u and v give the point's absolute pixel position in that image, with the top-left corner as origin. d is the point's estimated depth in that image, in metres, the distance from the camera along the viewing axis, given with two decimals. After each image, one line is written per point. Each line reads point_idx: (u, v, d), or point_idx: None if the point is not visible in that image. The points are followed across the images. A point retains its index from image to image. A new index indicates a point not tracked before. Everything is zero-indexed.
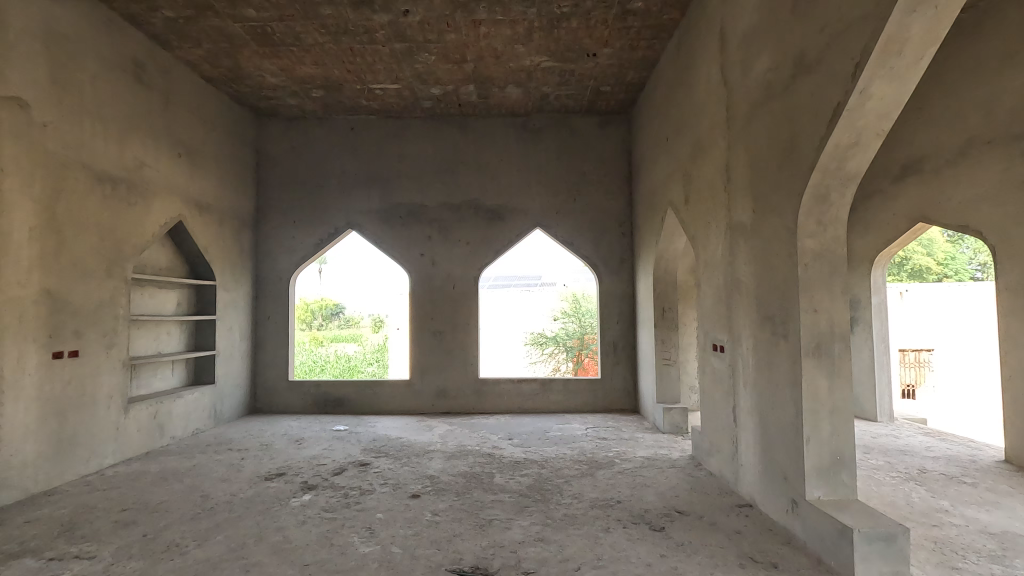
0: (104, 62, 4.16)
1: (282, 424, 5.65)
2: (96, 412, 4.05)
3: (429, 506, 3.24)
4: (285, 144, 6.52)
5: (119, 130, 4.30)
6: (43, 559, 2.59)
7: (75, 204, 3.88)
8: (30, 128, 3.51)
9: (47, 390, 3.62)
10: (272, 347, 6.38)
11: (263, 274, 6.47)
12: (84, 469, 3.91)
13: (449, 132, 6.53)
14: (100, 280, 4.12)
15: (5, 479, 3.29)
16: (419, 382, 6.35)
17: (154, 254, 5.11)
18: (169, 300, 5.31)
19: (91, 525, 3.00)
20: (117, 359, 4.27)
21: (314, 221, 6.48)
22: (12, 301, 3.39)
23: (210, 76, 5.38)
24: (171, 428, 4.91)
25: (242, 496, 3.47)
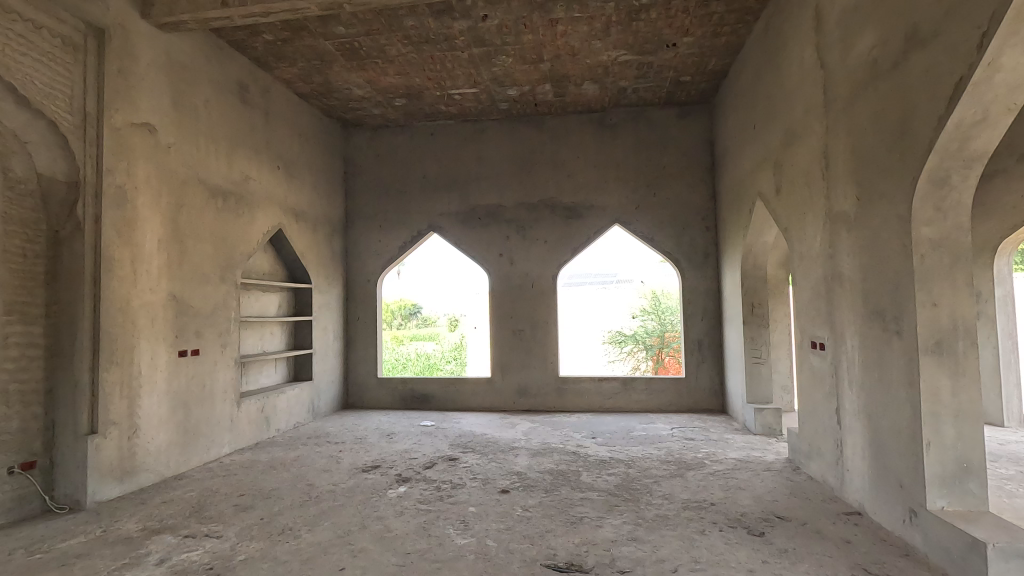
0: (215, 87, 4.55)
1: (373, 419, 5.95)
2: (214, 405, 4.45)
3: (519, 502, 3.29)
4: (369, 153, 6.85)
5: (228, 148, 4.70)
6: (180, 536, 2.89)
7: (194, 216, 4.28)
8: (157, 150, 3.92)
9: (174, 385, 4.03)
10: (363, 346, 6.73)
11: (353, 277, 6.83)
12: (206, 457, 4.31)
13: (525, 132, 6.58)
14: (215, 285, 4.52)
15: (143, 463, 3.70)
16: (500, 380, 6.46)
17: (259, 259, 5.53)
18: (271, 302, 5.72)
19: (216, 507, 3.31)
20: (230, 357, 4.67)
21: (398, 225, 6.75)
22: (146, 305, 3.80)
23: (303, 92, 5.74)
24: (276, 421, 5.31)
25: (344, 486, 3.69)
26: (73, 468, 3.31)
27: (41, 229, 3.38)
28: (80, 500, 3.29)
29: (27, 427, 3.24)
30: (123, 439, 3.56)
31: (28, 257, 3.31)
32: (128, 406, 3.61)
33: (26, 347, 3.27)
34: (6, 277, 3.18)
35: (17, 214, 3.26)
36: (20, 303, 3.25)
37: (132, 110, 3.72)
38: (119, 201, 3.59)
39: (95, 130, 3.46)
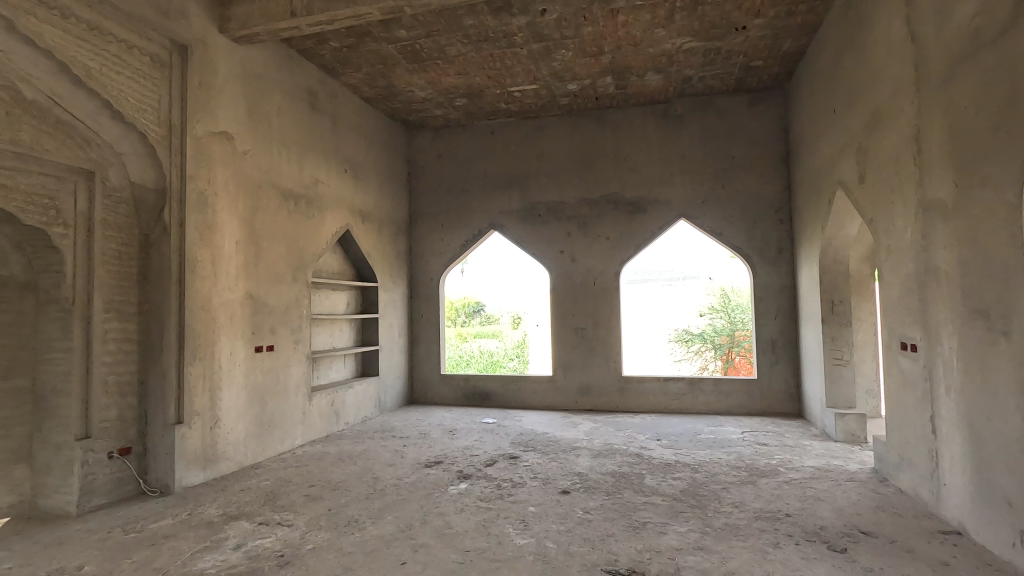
0: (286, 95, 4.77)
1: (436, 415, 6.06)
2: (288, 398, 4.68)
3: (580, 504, 3.23)
4: (432, 153, 6.97)
5: (299, 153, 4.92)
6: (255, 523, 3.05)
7: (268, 219, 4.51)
8: (235, 157, 4.15)
9: (252, 379, 4.26)
10: (426, 343, 6.87)
11: (416, 275, 6.98)
12: (280, 448, 4.54)
13: (586, 127, 6.47)
14: (288, 284, 4.75)
15: (224, 452, 3.94)
16: (562, 379, 6.40)
17: (328, 259, 5.75)
18: (341, 300, 5.94)
19: (289, 496, 3.47)
20: (302, 353, 4.89)
21: (460, 224, 6.83)
22: (226, 303, 4.04)
23: (368, 96, 5.91)
24: (345, 415, 5.51)
25: (407, 480, 3.77)
26: (163, 454, 3.57)
27: (134, 234, 3.66)
28: (168, 484, 3.54)
29: (124, 416, 3.53)
30: (206, 429, 3.80)
31: (124, 260, 3.60)
32: (210, 399, 3.85)
33: (122, 342, 3.56)
34: (105, 278, 3.47)
35: (114, 220, 3.55)
36: (117, 302, 3.54)
37: (212, 120, 3.96)
38: (201, 206, 3.83)
39: (179, 140, 3.71)
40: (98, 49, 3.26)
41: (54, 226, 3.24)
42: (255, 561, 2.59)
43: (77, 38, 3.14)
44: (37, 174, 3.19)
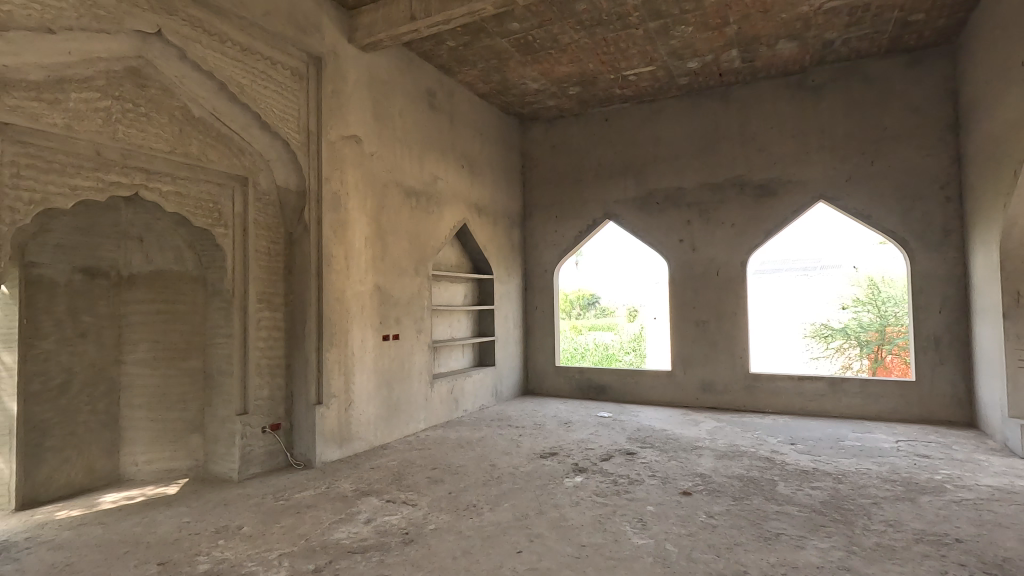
0: (408, 96, 5.02)
1: (551, 406, 6.07)
2: (412, 384, 4.95)
3: (703, 507, 3.03)
4: (545, 145, 6.96)
5: (420, 151, 5.15)
6: (383, 500, 3.26)
7: (393, 215, 4.79)
8: (363, 158, 4.45)
9: (380, 365, 4.56)
10: (541, 334, 6.91)
11: (531, 267, 7.03)
12: (406, 430, 4.83)
13: (708, 106, 6.06)
14: (411, 276, 5.00)
15: (356, 432, 4.26)
16: (682, 374, 6.09)
17: (448, 252, 5.97)
18: (459, 292, 6.15)
19: (413, 478, 3.67)
20: (424, 341, 5.14)
21: (574, 214, 6.75)
22: (357, 294, 4.35)
23: (483, 92, 6.04)
24: (464, 402, 5.71)
25: (522, 470, 3.81)
26: (306, 431, 3.94)
27: (280, 232, 4.07)
28: (311, 459, 3.92)
29: (274, 395, 3.95)
30: (341, 410, 4.14)
31: (273, 256, 4.01)
32: (345, 382, 4.18)
33: (272, 329, 3.98)
34: (258, 272, 3.90)
35: (264, 221, 3.97)
36: (268, 293, 3.96)
37: (343, 125, 4.27)
38: (334, 205, 4.16)
39: (316, 146, 4.06)
40: (250, 67, 3.65)
41: (218, 228, 3.70)
42: (383, 536, 2.76)
43: (233, 59, 3.53)
44: (204, 182, 3.65)
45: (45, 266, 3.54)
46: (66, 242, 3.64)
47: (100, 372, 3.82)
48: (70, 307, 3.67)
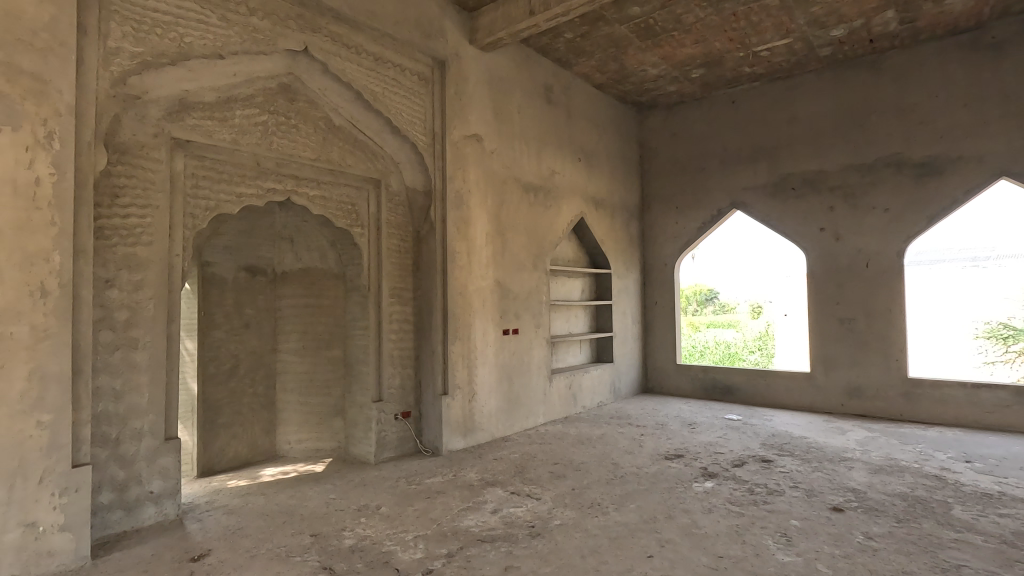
0: (526, 93, 5.05)
1: (673, 406, 5.81)
2: (531, 378, 4.98)
3: (860, 527, 2.71)
4: (665, 133, 6.66)
5: (537, 147, 5.17)
6: (508, 491, 3.31)
7: (512, 211, 4.85)
8: (484, 156, 4.55)
9: (501, 358, 4.65)
10: (661, 331, 6.64)
11: (650, 261, 6.78)
12: (525, 424, 4.88)
13: (854, 78, 5.42)
14: (530, 271, 5.03)
15: (480, 423, 4.39)
16: (823, 377, 5.53)
17: (565, 247, 5.92)
18: (576, 287, 6.09)
19: (536, 471, 3.68)
20: (543, 337, 5.14)
21: (697, 205, 6.39)
22: (479, 289, 4.47)
23: (600, 82, 5.91)
24: (582, 399, 5.66)
25: (647, 471, 3.67)
26: (434, 420, 4.12)
27: (409, 231, 4.29)
28: (438, 447, 4.09)
29: (404, 384, 4.18)
30: (465, 401, 4.28)
31: (403, 254, 4.24)
32: (468, 374, 4.32)
33: (403, 323, 4.20)
34: (390, 269, 4.14)
35: (395, 220, 4.21)
36: (399, 289, 4.19)
37: (466, 125, 4.40)
38: (458, 203, 4.30)
39: (441, 147, 4.22)
40: (382, 76, 3.87)
41: (355, 228, 3.99)
42: (510, 527, 2.79)
43: (367, 69, 3.77)
44: (343, 185, 3.94)
45: (217, 265, 4.05)
46: (233, 243, 4.13)
47: (259, 359, 4.30)
48: (237, 301, 4.17)
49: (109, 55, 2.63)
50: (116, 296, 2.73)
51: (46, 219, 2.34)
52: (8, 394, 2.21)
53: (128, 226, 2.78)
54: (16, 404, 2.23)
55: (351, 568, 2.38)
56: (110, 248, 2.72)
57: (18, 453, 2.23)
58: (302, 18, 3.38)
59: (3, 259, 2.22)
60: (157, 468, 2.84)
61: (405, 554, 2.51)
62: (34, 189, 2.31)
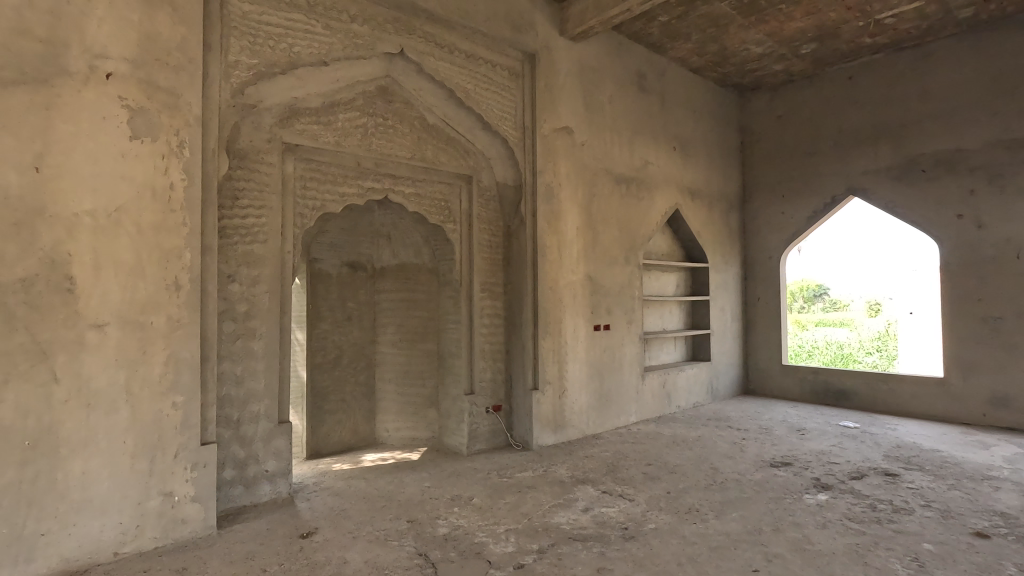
0: (618, 81, 4.90)
1: (778, 409, 5.41)
2: (623, 376, 4.85)
3: (1012, 558, 2.34)
4: (770, 116, 6.20)
5: (630, 137, 5.00)
6: (599, 490, 3.23)
7: (604, 204, 4.73)
8: (574, 148, 4.47)
9: (592, 354, 4.56)
10: (764, 329, 6.21)
11: (752, 254, 6.35)
12: (617, 422, 4.76)
13: (1002, 41, 4.71)
14: (622, 265, 4.89)
15: (570, 419, 4.34)
16: (960, 384, 4.89)
17: (659, 240, 5.69)
18: (670, 282, 5.84)
19: (628, 471, 3.57)
20: (635, 333, 4.98)
21: (807, 193, 5.89)
22: (570, 284, 4.40)
23: (698, 66, 5.61)
24: (677, 398, 5.43)
25: (751, 478, 3.43)
26: (525, 415, 4.13)
27: (500, 226, 4.32)
28: (529, 441, 4.10)
29: (496, 378, 4.23)
30: (556, 397, 4.25)
31: (494, 249, 4.28)
32: (559, 370, 4.28)
33: (494, 317, 4.25)
34: (481, 264, 4.19)
35: (486, 215, 4.25)
36: (490, 284, 4.24)
37: (556, 117, 4.35)
38: (548, 197, 4.26)
39: (531, 140, 4.21)
40: (474, 72, 3.91)
41: (448, 224, 4.08)
42: (603, 527, 2.72)
43: (459, 67, 3.83)
44: (437, 183, 4.04)
45: (323, 261, 4.32)
46: (337, 240, 4.39)
47: (361, 350, 4.54)
48: (340, 295, 4.42)
49: (229, 68, 2.86)
50: (236, 290, 2.98)
51: (179, 220, 2.59)
52: (150, 376, 2.48)
53: (246, 226, 3.03)
54: (156, 385, 2.50)
55: (445, 557, 2.42)
56: (232, 246, 2.97)
57: (158, 428, 2.50)
58: (397, 21, 3.49)
59: (145, 257, 2.49)
60: (272, 448, 3.08)
61: (497, 546, 2.52)
62: (169, 193, 2.57)
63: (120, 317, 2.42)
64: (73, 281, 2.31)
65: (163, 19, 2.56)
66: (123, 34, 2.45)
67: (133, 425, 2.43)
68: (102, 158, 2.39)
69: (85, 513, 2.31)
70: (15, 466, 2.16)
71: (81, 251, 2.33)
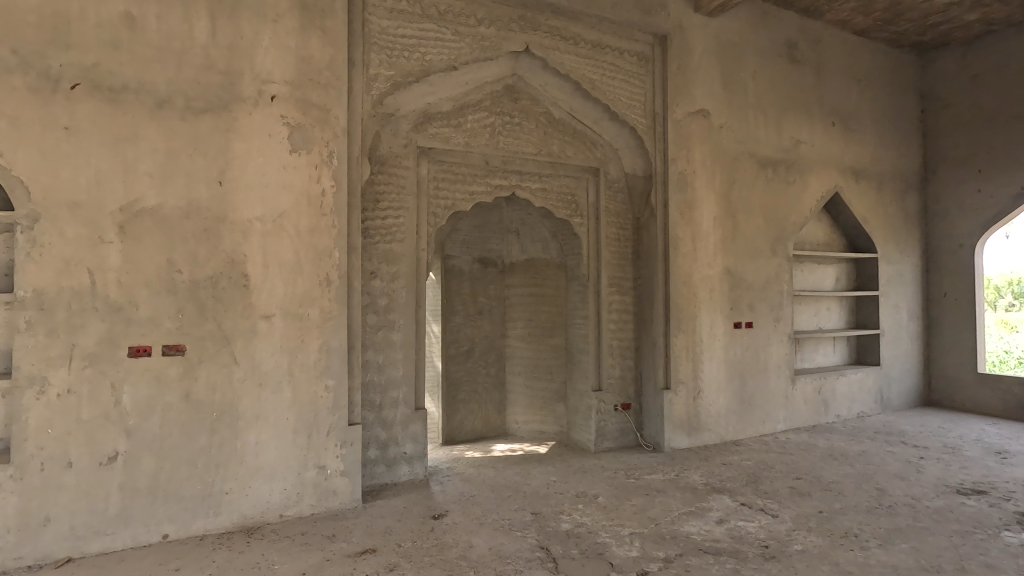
0: (763, 55, 4.45)
1: (971, 426, 4.55)
2: (769, 378, 4.41)
3: None
4: (962, 76, 5.20)
5: (778, 115, 4.52)
6: (737, 502, 2.98)
7: (746, 190, 4.34)
8: (711, 132, 4.16)
9: (732, 354, 4.22)
10: (953, 330, 5.25)
11: (936, 242, 5.40)
12: (762, 429, 4.36)
13: None
14: (768, 257, 4.45)
15: (707, 423, 4.06)
16: None
17: (814, 228, 5.08)
18: (828, 275, 5.19)
19: (772, 484, 3.24)
20: (784, 332, 4.50)
21: (1014, 166, 4.85)
22: (706, 278, 4.11)
23: (863, 27, 4.89)
24: (836, 406, 4.82)
25: (928, 505, 2.91)
26: (656, 415, 3.95)
27: (629, 218, 4.17)
28: (660, 443, 3.92)
29: (625, 375, 4.10)
30: (690, 397, 4.01)
31: (622, 242, 4.15)
32: (694, 369, 4.02)
33: (623, 313, 4.12)
34: (610, 258, 4.09)
35: (615, 208, 4.13)
36: (619, 278, 4.12)
37: (690, 100, 4.08)
38: (681, 186, 4.02)
39: (662, 127, 4.00)
40: (600, 62, 3.82)
41: (575, 218, 4.04)
42: (739, 543, 2.50)
43: (586, 57, 3.76)
44: (563, 177, 4.02)
45: (456, 257, 4.54)
46: (469, 237, 4.58)
47: (492, 343, 4.70)
48: (472, 290, 4.61)
49: (370, 81, 3.11)
50: (378, 285, 3.24)
51: (329, 223, 2.89)
52: (307, 361, 2.81)
53: (386, 226, 3.28)
54: (313, 370, 2.82)
55: (567, 553, 2.40)
56: (374, 244, 3.24)
57: (314, 408, 2.82)
58: (523, 19, 3.53)
59: (302, 256, 2.81)
60: (410, 432, 3.31)
61: (620, 549, 2.44)
62: (321, 199, 2.87)
63: (284, 309, 2.76)
64: (247, 278, 2.69)
65: (316, 43, 2.87)
66: (284, 60, 2.79)
67: (294, 404, 2.77)
68: (268, 170, 2.74)
69: (258, 478, 2.68)
70: (207, 433, 2.58)
71: (253, 252, 2.70)
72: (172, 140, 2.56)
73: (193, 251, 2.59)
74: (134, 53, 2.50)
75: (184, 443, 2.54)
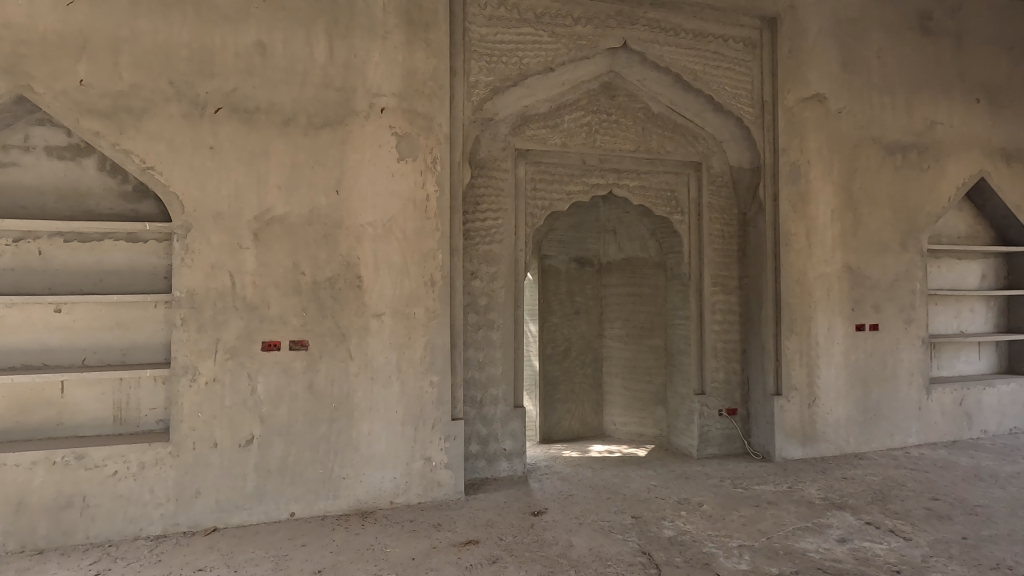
0: (890, 29, 4.03)
1: None
2: (899, 386, 3.99)
3: None
4: None
5: (908, 94, 4.08)
6: (862, 520, 2.73)
7: (870, 179, 3.96)
8: (828, 118, 3.84)
9: (853, 359, 3.87)
10: None
11: None
12: (890, 442, 3.95)
13: None
14: (896, 253, 4.02)
15: (823, 433, 3.76)
16: None
17: (954, 219, 4.51)
18: (971, 272, 4.58)
19: (903, 503, 2.94)
20: (916, 336, 4.05)
21: None
22: (822, 277, 3.81)
23: None
24: (982, 420, 4.26)
25: None
26: (765, 422, 3.73)
27: (734, 213, 3.97)
28: (770, 452, 3.69)
29: (730, 379, 3.90)
30: (804, 405, 3.73)
31: (727, 239, 3.95)
32: (809, 374, 3.74)
33: (727, 313, 3.92)
34: (713, 256, 3.91)
35: (718, 203, 3.95)
36: (723, 277, 3.93)
37: (803, 85, 3.80)
38: (793, 178, 3.76)
39: (771, 115, 3.76)
40: (703, 51, 3.66)
41: (675, 215, 3.91)
42: (865, 565, 2.29)
43: (687, 48, 3.62)
44: (662, 173, 3.90)
45: (553, 257, 4.57)
46: (566, 237, 4.59)
47: (589, 343, 4.67)
48: (569, 290, 4.62)
49: (471, 88, 3.21)
50: (478, 285, 3.35)
51: (433, 226, 3.02)
52: (414, 358, 2.96)
53: (486, 227, 3.38)
54: (419, 366, 2.97)
55: (670, 560, 2.34)
56: (475, 246, 3.35)
57: (420, 403, 2.96)
58: (621, 14, 3.47)
59: (409, 258, 2.97)
60: (509, 429, 3.38)
61: (728, 561, 2.34)
62: (426, 203, 3.01)
63: (392, 309, 2.94)
64: (361, 279, 2.89)
65: (420, 56, 3.02)
66: (392, 73, 2.96)
67: (403, 398, 2.93)
68: (379, 178, 2.93)
69: (370, 465, 2.87)
70: (326, 422, 2.81)
71: (366, 255, 2.90)
72: (297, 154, 2.81)
73: (314, 254, 2.83)
74: (265, 76, 2.78)
75: (307, 429, 2.78)
